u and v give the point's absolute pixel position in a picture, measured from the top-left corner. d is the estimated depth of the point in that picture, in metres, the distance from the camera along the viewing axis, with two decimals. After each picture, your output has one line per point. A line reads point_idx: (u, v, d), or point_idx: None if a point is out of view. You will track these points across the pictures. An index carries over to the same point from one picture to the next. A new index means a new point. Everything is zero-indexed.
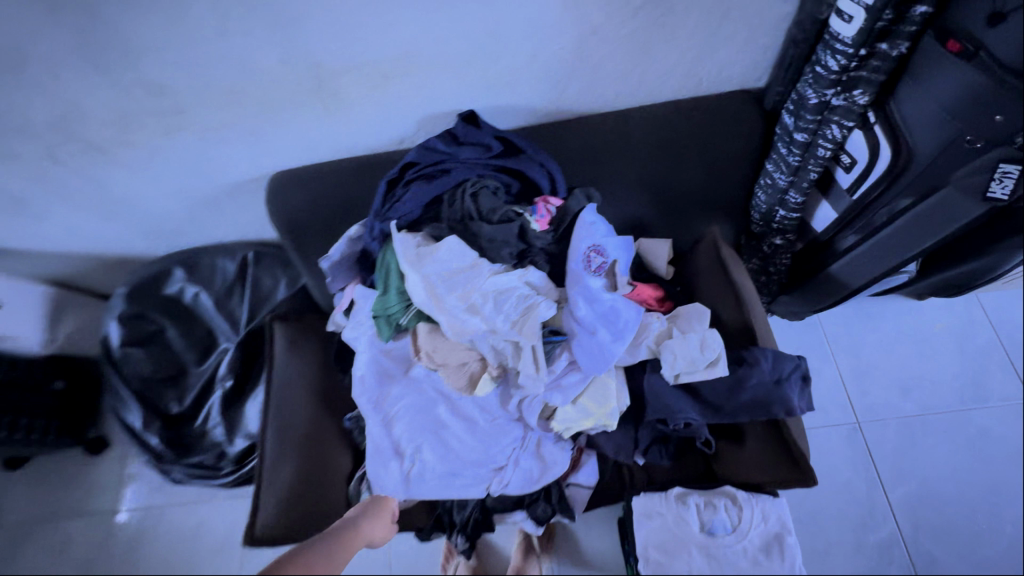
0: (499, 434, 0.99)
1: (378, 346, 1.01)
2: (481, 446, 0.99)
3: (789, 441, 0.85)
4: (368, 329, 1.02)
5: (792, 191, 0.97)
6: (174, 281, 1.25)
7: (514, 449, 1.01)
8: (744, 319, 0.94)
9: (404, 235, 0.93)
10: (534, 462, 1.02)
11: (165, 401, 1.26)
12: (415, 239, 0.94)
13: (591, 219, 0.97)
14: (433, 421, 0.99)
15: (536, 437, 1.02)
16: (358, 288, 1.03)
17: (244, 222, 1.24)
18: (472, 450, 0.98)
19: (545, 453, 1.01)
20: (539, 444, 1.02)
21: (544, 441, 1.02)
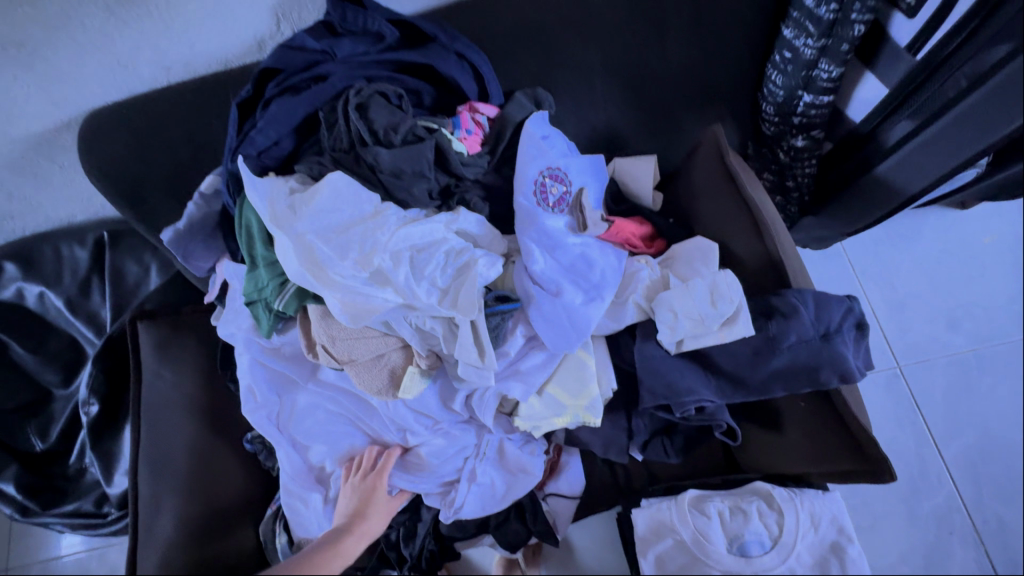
0: (444, 443, 0.73)
1: (259, 346, 0.72)
2: (422, 460, 0.73)
3: (851, 422, 0.58)
4: (245, 322, 0.72)
5: (824, 63, 0.68)
6: (7, 280, 0.94)
7: (467, 460, 0.74)
8: (767, 251, 0.66)
9: (271, 177, 0.63)
10: (498, 474, 0.75)
11: (22, 438, 0.97)
12: (287, 183, 0.63)
13: (539, 132, 0.68)
14: (352, 432, 0.74)
15: (498, 441, 0.75)
16: (228, 264, 0.73)
17: (83, 193, 0.91)
18: (409, 467, 0.73)
19: (510, 462, 0.75)
20: (502, 450, 0.75)
21: (508, 445, 0.75)
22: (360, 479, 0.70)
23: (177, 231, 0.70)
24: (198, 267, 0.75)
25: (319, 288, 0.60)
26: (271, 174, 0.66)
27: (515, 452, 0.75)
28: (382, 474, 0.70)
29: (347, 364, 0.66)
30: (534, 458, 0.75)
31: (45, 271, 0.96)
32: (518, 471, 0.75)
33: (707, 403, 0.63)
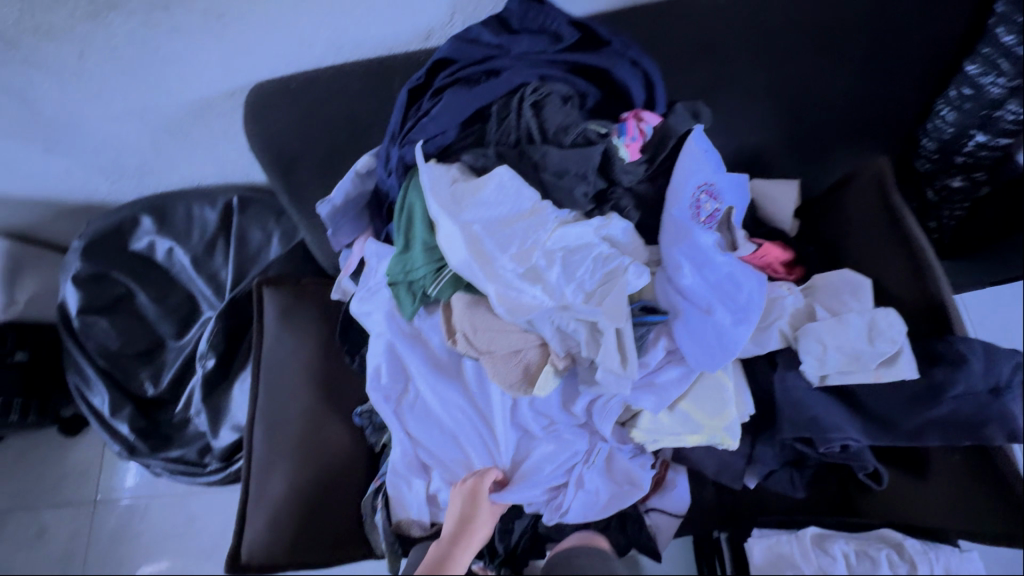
0: (556, 448, 0.72)
1: (397, 326, 0.73)
2: (531, 464, 0.72)
3: (1014, 483, 0.56)
4: (383, 302, 0.74)
5: (1010, 104, 0.64)
6: (142, 233, 1.01)
7: (576, 467, 0.73)
8: (927, 293, 0.64)
9: (434, 165, 0.64)
10: (606, 485, 0.74)
11: (138, 382, 1.03)
12: (450, 172, 0.64)
13: (701, 145, 0.67)
14: (459, 435, 0.73)
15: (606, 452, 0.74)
16: (370, 242, 0.75)
17: (225, 158, 0.97)
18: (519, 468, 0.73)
19: (618, 474, 0.74)
20: (610, 461, 0.74)
21: (616, 456, 0.74)
22: (462, 486, 0.72)
23: (335, 204, 0.73)
24: (339, 242, 0.78)
25: (478, 281, 0.61)
26: (434, 161, 0.66)
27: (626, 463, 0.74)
28: (483, 481, 0.71)
29: (484, 354, 0.67)
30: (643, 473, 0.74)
31: (176, 228, 1.02)
32: (624, 484, 0.74)
33: (852, 441, 0.61)
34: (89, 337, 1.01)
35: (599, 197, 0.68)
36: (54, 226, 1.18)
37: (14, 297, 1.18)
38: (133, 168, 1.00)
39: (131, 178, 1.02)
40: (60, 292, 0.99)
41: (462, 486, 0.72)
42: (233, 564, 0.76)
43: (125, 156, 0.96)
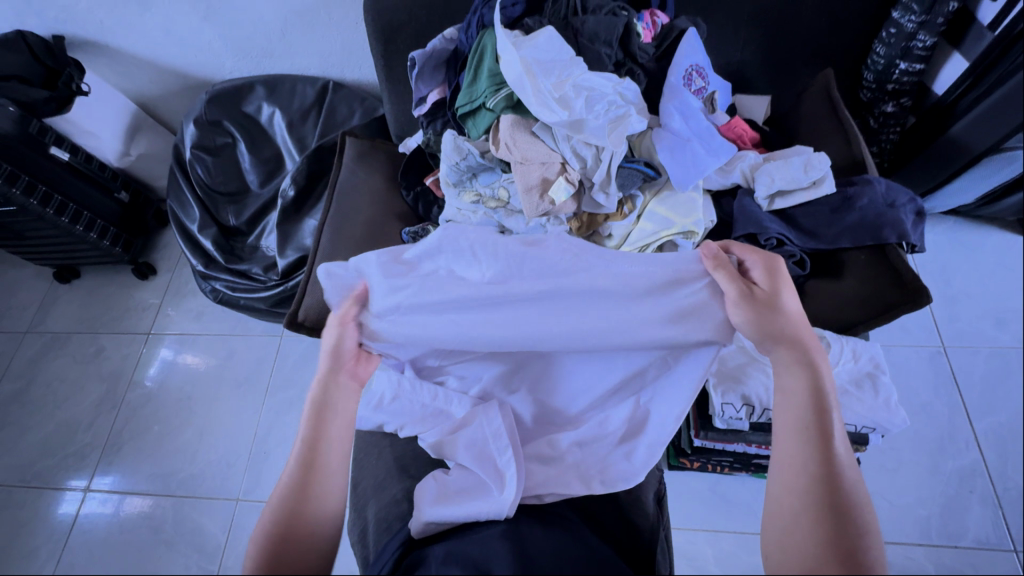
0: (572, 411, 0.73)
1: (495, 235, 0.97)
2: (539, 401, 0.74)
3: (901, 267, 0.75)
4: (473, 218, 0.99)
5: (921, 35, 0.89)
6: (254, 97, 1.29)
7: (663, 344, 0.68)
8: (853, 154, 0.87)
9: (503, 28, 0.86)
10: (711, 315, 0.63)
11: (222, 214, 1.27)
12: (513, 32, 0.87)
13: (697, 39, 0.92)
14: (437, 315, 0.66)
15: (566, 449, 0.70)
16: (447, 133, 0.95)
17: (331, 49, 1.27)
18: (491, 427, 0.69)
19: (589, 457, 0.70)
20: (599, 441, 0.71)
21: (588, 438, 0.71)
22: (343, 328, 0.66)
23: (425, 53, 0.97)
24: (418, 90, 1.02)
25: (524, 97, 0.83)
26: (504, 26, 0.91)
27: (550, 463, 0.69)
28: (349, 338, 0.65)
29: (519, 161, 0.88)
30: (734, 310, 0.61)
31: (281, 97, 1.29)
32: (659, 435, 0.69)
33: (786, 240, 0.82)
34: (195, 168, 1.27)
35: (618, 67, 0.93)
36: (177, 99, 1.48)
37: (130, 150, 1.44)
38: (259, 49, 1.29)
39: (254, 57, 1.31)
40: (181, 130, 1.27)
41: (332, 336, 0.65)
42: (293, 318, 0.96)
43: (256, 36, 1.25)
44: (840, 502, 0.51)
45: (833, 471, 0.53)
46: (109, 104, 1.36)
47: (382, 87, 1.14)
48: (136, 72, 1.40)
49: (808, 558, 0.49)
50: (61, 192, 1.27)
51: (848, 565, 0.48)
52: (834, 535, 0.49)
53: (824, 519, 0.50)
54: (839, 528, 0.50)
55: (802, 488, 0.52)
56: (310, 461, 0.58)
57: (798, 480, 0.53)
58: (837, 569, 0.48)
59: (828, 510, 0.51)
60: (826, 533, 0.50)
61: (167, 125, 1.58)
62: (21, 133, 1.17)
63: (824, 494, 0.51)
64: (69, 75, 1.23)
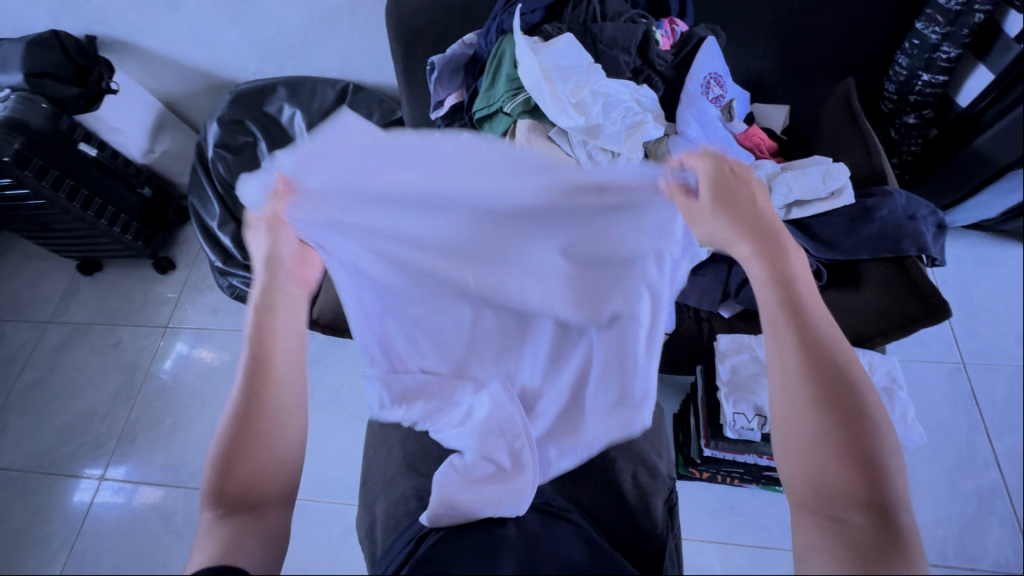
0: (557, 367, 0.69)
1: None
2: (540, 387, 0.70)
3: (920, 280, 0.75)
4: None
5: (945, 46, 0.88)
6: (276, 98, 1.31)
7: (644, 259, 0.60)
8: (872, 166, 0.86)
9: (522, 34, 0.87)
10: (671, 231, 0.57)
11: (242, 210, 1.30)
12: (532, 39, 0.88)
13: (715, 47, 0.92)
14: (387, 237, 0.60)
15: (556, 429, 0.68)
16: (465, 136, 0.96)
17: (352, 53, 1.29)
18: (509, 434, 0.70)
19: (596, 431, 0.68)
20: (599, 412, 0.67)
21: (586, 394, 0.68)
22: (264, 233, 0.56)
23: (444, 57, 0.98)
24: (436, 93, 1.03)
25: (543, 102, 0.84)
26: (523, 32, 0.92)
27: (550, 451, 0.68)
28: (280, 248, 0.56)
29: None
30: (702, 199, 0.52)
31: (302, 98, 1.31)
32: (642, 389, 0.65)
33: (802, 250, 0.81)
34: (217, 166, 1.30)
35: (635, 74, 0.93)
36: (202, 99, 1.52)
37: (154, 147, 1.48)
38: (281, 51, 1.32)
39: (277, 58, 1.34)
40: (205, 128, 1.30)
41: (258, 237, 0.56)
42: (308, 316, 0.97)
43: (280, 39, 1.28)
44: (842, 389, 0.46)
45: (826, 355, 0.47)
46: (136, 103, 1.40)
47: (401, 90, 1.15)
48: (161, 72, 1.43)
49: (813, 462, 0.45)
50: (88, 187, 1.31)
51: (853, 466, 0.43)
52: (837, 433, 0.44)
53: (827, 408, 0.45)
54: (845, 418, 0.45)
55: (801, 385, 0.46)
56: (257, 371, 0.53)
57: (795, 375, 0.47)
58: (846, 465, 0.43)
59: (825, 407, 0.45)
60: (828, 431, 0.44)
61: (190, 123, 1.62)
62: (52, 129, 1.21)
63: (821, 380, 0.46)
64: (99, 73, 1.26)
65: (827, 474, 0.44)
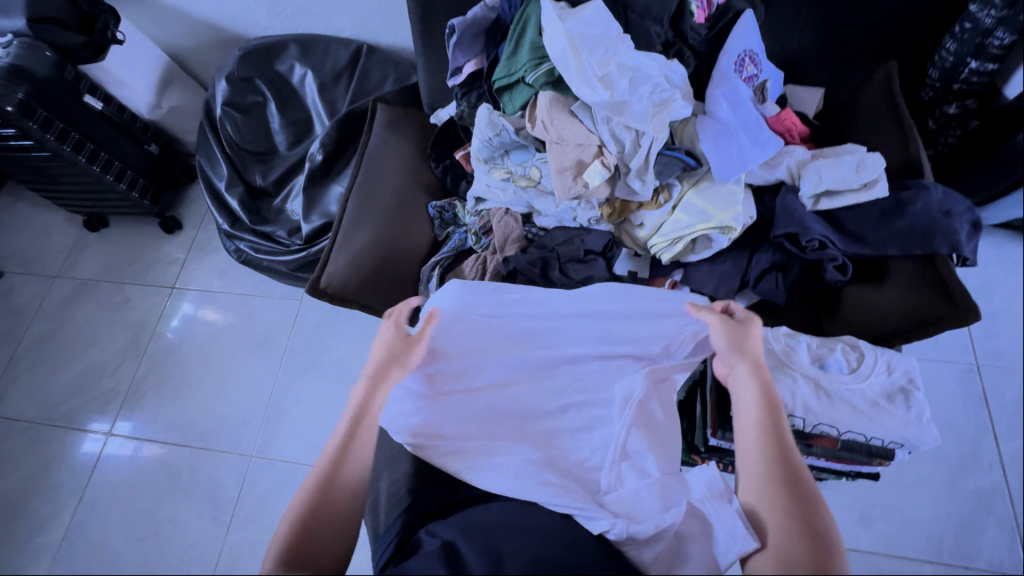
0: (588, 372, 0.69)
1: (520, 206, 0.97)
2: (553, 313, 0.74)
3: (949, 277, 0.72)
4: (503, 196, 0.98)
5: (1000, 31, 0.83)
6: (287, 56, 1.26)
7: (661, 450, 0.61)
8: (909, 157, 0.82)
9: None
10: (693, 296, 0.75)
11: (250, 173, 1.27)
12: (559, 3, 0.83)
13: (752, 22, 0.87)
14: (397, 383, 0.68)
15: (630, 431, 0.62)
16: (483, 106, 0.93)
17: (367, 12, 1.23)
18: (530, 404, 0.67)
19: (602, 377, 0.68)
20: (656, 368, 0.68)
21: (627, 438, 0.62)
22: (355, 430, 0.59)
23: (465, 21, 0.93)
24: (455, 59, 0.98)
25: (566, 75, 0.80)
26: None
27: (592, 426, 0.66)
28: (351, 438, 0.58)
29: (555, 141, 0.85)
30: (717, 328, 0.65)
31: (314, 57, 1.27)
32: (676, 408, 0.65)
33: (829, 242, 0.78)
34: (225, 126, 1.26)
35: (666, 46, 0.88)
36: (210, 54, 1.47)
37: (161, 103, 1.44)
38: (293, 6, 1.26)
39: (288, 13, 1.28)
40: (212, 86, 1.26)
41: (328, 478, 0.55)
42: (315, 286, 0.95)
43: None
44: (804, 489, 0.54)
45: (789, 451, 0.56)
46: (142, 55, 1.35)
47: (417, 53, 1.10)
48: (169, 22, 1.38)
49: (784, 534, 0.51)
50: (93, 142, 1.28)
51: (809, 538, 0.50)
52: (793, 510, 0.52)
53: (789, 497, 0.53)
54: (804, 521, 0.51)
55: (763, 479, 0.55)
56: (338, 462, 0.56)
57: (758, 470, 0.56)
58: (805, 545, 0.49)
59: (785, 487, 0.54)
60: (793, 507, 0.52)
61: (199, 79, 1.57)
62: (56, 78, 1.17)
63: (782, 473, 0.55)
64: (104, 21, 1.20)
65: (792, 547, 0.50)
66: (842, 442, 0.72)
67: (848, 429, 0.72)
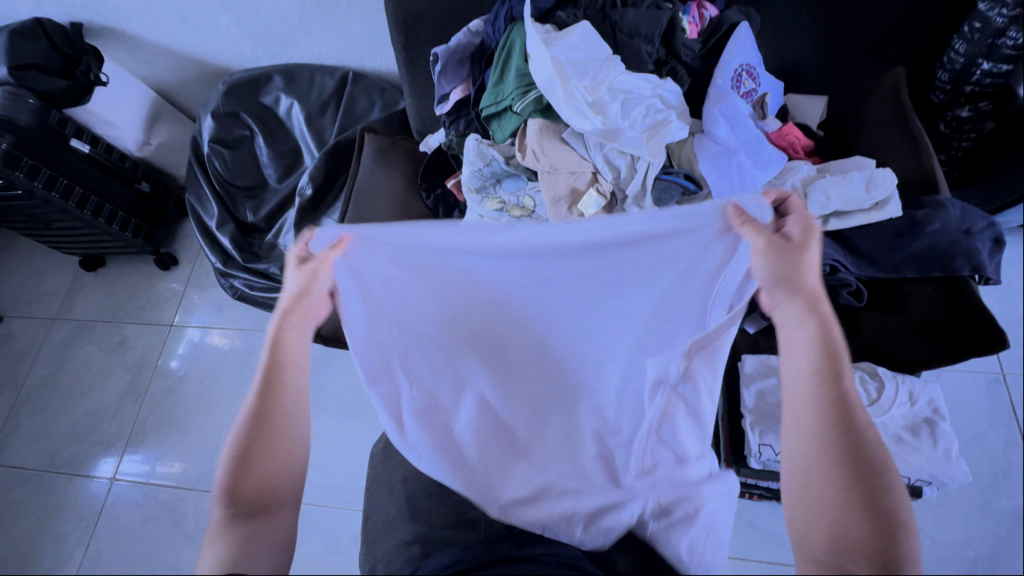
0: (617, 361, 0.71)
1: None
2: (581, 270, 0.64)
3: (976, 301, 0.67)
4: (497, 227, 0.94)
5: (1013, 30, 0.78)
6: (273, 88, 1.24)
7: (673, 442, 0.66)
8: (922, 169, 0.78)
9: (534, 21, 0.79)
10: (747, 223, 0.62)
11: (240, 210, 1.25)
12: (545, 27, 0.80)
13: (748, 35, 0.83)
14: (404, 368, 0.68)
15: (659, 439, 0.66)
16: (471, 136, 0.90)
17: (351, 39, 1.21)
18: (568, 421, 0.72)
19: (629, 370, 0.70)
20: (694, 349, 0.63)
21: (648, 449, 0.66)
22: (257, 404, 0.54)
23: (448, 48, 0.90)
24: (441, 87, 0.95)
25: (554, 103, 0.76)
26: (534, 19, 0.83)
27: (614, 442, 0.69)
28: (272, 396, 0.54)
29: (545, 170, 0.81)
30: (760, 261, 0.56)
31: (299, 88, 1.24)
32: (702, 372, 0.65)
33: (840, 266, 0.74)
34: (213, 162, 1.24)
35: (658, 65, 0.84)
36: (196, 87, 1.45)
37: (150, 139, 1.42)
38: (276, 36, 1.23)
39: (272, 44, 1.26)
40: (197, 124, 1.24)
41: (246, 472, 0.50)
42: (309, 331, 0.92)
43: (274, 23, 1.19)
44: (864, 459, 0.48)
45: (850, 410, 0.50)
46: (128, 92, 1.33)
47: (403, 81, 1.07)
48: (154, 59, 1.36)
49: (838, 511, 0.47)
50: (82, 185, 1.26)
51: (870, 514, 0.45)
52: (850, 482, 0.47)
53: (848, 466, 0.47)
54: (865, 496, 0.46)
55: (817, 442, 0.50)
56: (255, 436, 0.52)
57: (812, 430, 0.50)
58: (865, 522, 0.45)
59: (842, 455, 0.48)
60: (850, 477, 0.47)
61: (186, 112, 1.55)
62: (41, 125, 1.15)
63: (834, 438, 0.49)
64: (87, 64, 1.20)
65: (847, 524, 0.46)
66: None
67: None
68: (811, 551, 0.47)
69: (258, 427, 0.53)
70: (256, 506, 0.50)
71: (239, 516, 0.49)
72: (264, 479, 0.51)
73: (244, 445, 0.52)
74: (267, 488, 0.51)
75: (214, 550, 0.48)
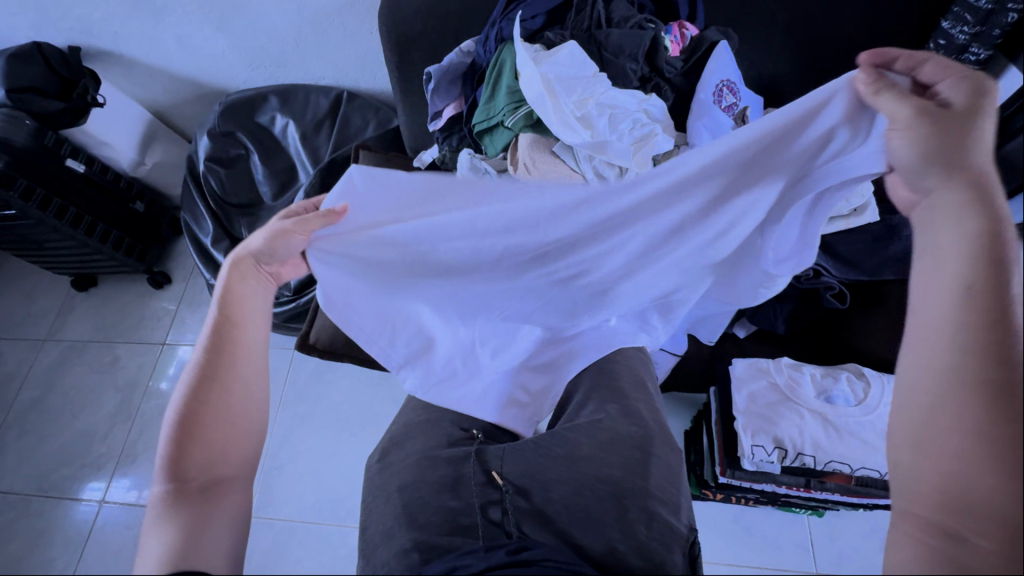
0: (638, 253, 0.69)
1: None
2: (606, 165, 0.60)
3: None
4: None
5: (975, 45, 0.85)
6: (268, 108, 1.27)
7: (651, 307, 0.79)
8: None
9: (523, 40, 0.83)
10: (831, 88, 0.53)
11: (236, 226, 1.27)
12: (534, 46, 0.84)
13: (726, 53, 0.86)
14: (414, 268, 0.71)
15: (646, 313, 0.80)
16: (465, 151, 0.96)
17: (346, 60, 1.24)
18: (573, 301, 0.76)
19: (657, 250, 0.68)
20: (691, 243, 0.67)
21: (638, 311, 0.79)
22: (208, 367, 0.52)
23: (441, 67, 0.94)
24: (434, 104, 0.98)
25: (544, 117, 0.80)
26: (523, 39, 0.87)
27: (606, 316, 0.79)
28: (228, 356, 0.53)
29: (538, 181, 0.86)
30: (904, 136, 0.48)
31: (294, 107, 1.27)
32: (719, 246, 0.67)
33: (824, 270, 0.78)
34: (208, 180, 1.26)
35: (643, 81, 0.88)
36: (192, 109, 1.47)
37: (145, 159, 1.43)
38: (271, 58, 1.26)
39: (267, 65, 1.29)
40: (194, 143, 1.26)
41: (195, 441, 0.48)
42: (305, 343, 0.93)
43: (270, 45, 1.22)
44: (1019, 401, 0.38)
45: (1007, 349, 0.40)
46: (123, 113, 1.34)
47: (396, 99, 1.11)
48: (150, 81, 1.39)
49: (959, 453, 0.39)
50: (76, 205, 1.27)
51: (1007, 468, 0.37)
52: (987, 426, 0.38)
53: (992, 409, 0.38)
54: (1007, 447, 0.37)
55: (954, 376, 0.40)
56: (203, 402, 0.50)
57: (947, 362, 0.41)
58: (1000, 476, 0.37)
59: (983, 393, 0.39)
60: (985, 418, 0.38)
61: (181, 132, 1.57)
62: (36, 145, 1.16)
63: (984, 375, 0.39)
64: (84, 86, 1.21)
65: (972, 472, 0.38)
66: (856, 479, 0.73)
67: (861, 464, 0.73)
68: (916, 494, 0.40)
69: (206, 391, 0.51)
70: (205, 481, 0.47)
71: (186, 492, 0.46)
72: (213, 445, 0.49)
73: (189, 412, 0.49)
74: (215, 461, 0.48)
75: (159, 535, 0.43)
